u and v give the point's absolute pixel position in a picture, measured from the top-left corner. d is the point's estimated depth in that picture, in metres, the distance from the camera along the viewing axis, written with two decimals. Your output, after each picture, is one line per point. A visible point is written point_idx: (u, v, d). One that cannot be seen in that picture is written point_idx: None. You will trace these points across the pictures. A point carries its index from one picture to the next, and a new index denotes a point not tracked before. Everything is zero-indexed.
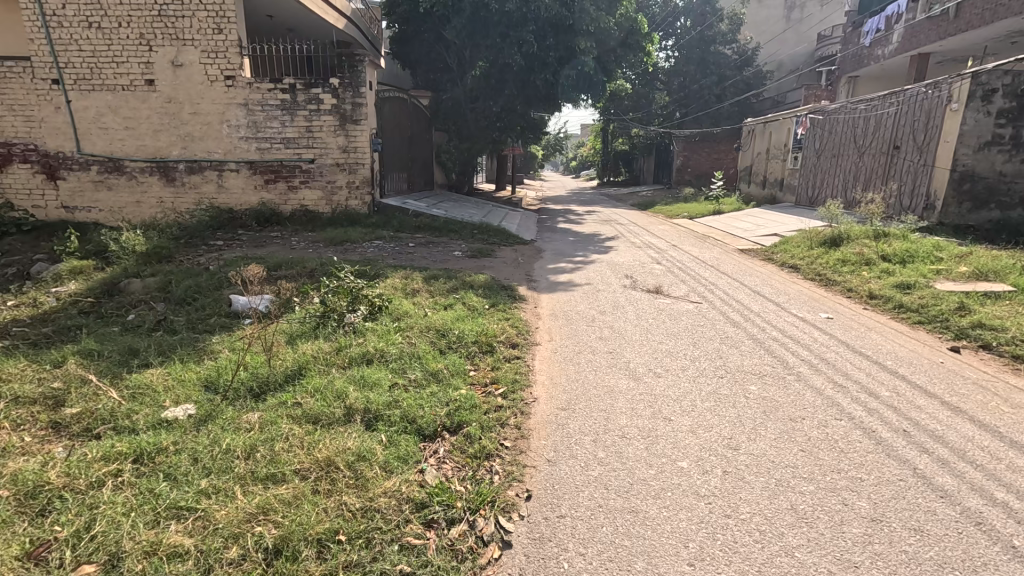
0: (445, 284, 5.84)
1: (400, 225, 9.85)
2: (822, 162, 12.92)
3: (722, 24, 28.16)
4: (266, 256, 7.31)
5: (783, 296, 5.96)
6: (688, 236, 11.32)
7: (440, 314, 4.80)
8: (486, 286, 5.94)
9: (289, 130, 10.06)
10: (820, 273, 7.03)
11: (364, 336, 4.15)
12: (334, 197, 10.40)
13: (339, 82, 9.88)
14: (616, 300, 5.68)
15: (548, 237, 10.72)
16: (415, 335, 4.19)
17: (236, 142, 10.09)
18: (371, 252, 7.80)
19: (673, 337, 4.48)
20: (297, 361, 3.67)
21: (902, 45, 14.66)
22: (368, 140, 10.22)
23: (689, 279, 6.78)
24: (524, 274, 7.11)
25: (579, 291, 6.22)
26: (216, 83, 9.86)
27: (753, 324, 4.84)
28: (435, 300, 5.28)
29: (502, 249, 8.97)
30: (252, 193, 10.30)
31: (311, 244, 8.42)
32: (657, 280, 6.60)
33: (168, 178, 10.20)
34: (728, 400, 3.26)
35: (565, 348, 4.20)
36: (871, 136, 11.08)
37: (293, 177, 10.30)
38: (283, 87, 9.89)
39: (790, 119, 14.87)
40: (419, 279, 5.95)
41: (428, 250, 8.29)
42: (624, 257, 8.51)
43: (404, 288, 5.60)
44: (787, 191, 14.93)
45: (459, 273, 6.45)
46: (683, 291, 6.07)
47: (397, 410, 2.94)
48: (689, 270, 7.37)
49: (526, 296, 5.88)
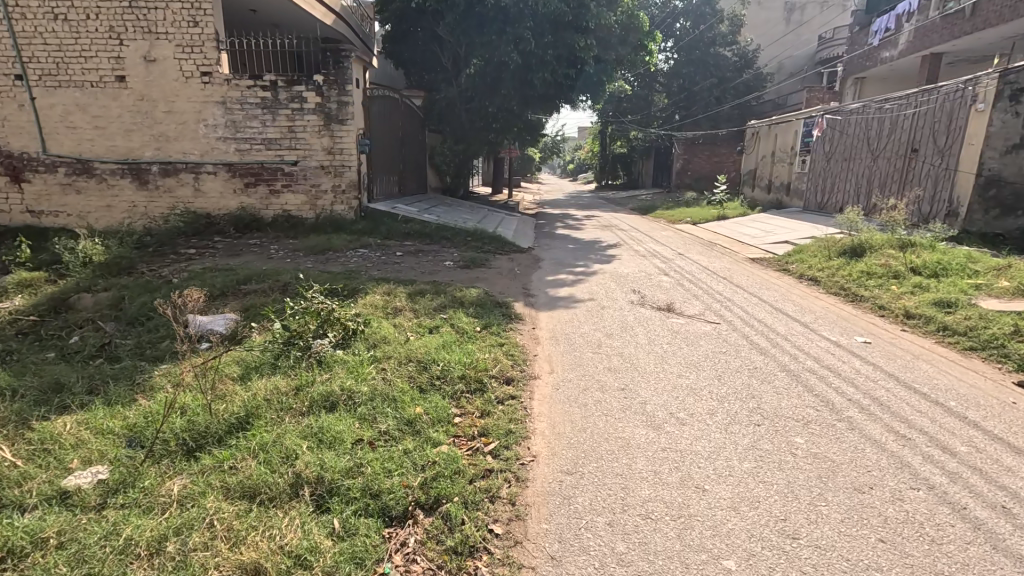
0: (432, 302, 5.21)
1: (388, 232, 9.21)
2: (833, 166, 12.36)
3: (722, 25, 27.64)
4: (238, 267, 6.69)
5: (808, 314, 5.35)
6: (694, 243, 10.73)
7: (422, 339, 4.15)
8: (478, 304, 5.31)
9: (270, 130, 9.42)
10: (844, 287, 6.41)
11: (331, 371, 3.51)
12: (318, 202, 9.74)
13: (324, 79, 9.25)
14: (623, 320, 5.06)
15: (546, 245, 10.09)
16: (392, 369, 3.55)
17: (214, 143, 9.45)
18: (354, 262, 7.17)
19: (694, 368, 3.87)
20: (245, 405, 3.03)
21: (913, 44, 14.12)
22: (355, 141, 9.58)
23: (701, 293, 6.16)
24: (521, 287, 6.49)
25: (581, 308, 5.59)
26: (192, 80, 9.22)
27: (782, 351, 4.23)
28: (420, 322, 4.65)
29: (497, 258, 8.34)
30: (231, 198, 9.64)
31: (291, 253, 7.78)
32: (667, 295, 5.98)
33: (141, 181, 9.55)
34: (771, 461, 2.64)
35: (568, 384, 3.57)
36: (886, 139, 10.52)
37: (274, 180, 9.65)
38: (263, 84, 9.25)
39: (797, 121, 14.34)
40: (403, 296, 5.32)
41: (417, 259, 7.67)
42: (629, 267, 7.89)
43: (386, 307, 4.96)
44: (794, 195, 14.37)
45: (449, 288, 5.81)
46: (698, 308, 5.46)
47: (359, 481, 2.31)
48: (701, 283, 6.77)
49: (523, 314, 5.26)
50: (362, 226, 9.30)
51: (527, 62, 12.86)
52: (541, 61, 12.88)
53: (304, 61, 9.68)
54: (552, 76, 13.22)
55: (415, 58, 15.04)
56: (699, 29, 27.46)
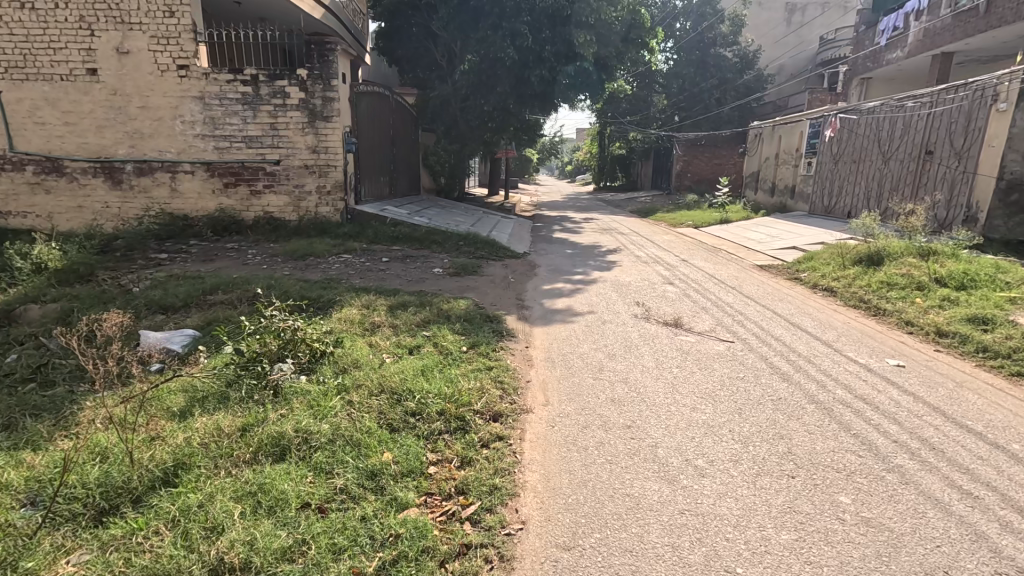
0: (414, 316, 4.70)
1: (376, 235, 8.70)
2: (841, 168, 11.90)
3: (723, 26, 27.24)
4: (210, 273, 6.18)
5: (831, 331, 4.87)
6: (698, 249, 10.25)
7: (399, 363, 3.65)
8: (467, 318, 4.81)
9: (251, 128, 8.91)
10: (864, 300, 5.92)
11: (287, 405, 3.00)
12: (302, 203, 9.21)
13: (308, 74, 8.75)
14: (626, 339, 4.56)
15: (543, 250, 9.58)
16: (361, 402, 3.06)
17: (191, 141, 8.93)
18: (336, 269, 6.66)
19: (709, 398, 3.38)
20: (176, 452, 2.51)
21: (922, 44, 13.69)
22: (341, 139, 9.07)
23: (711, 305, 5.69)
24: (514, 298, 5.98)
25: (580, 322, 5.08)
26: (167, 74, 8.70)
27: (807, 377, 3.75)
28: (399, 339, 4.15)
29: (490, 264, 7.83)
30: (210, 199, 9.12)
31: (268, 258, 7.26)
32: (673, 308, 5.49)
33: (114, 180, 9.01)
34: (814, 530, 2.14)
35: (566, 420, 3.07)
36: (898, 141, 10.06)
37: (256, 181, 9.12)
38: (244, 78, 8.74)
39: (802, 122, 13.89)
40: (384, 309, 4.82)
41: (405, 266, 7.16)
42: (631, 275, 7.39)
43: (363, 323, 4.47)
44: (800, 199, 13.91)
45: (434, 299, 5.31)
46: (708, 324, 4.95)
47: (299, 569, 1.82)
48: (709, 294, 6.28)
49: (516, 330, 4.76)
50: (348, 229, 8.78)
51: (523, 58, 12.37)
52: (538, 57, 12.41)
53: (286, 54, 9.20)
54: (550, 74, 12.74)
55: (409, 55, 14.55)
56: (700, 29, 27.05)
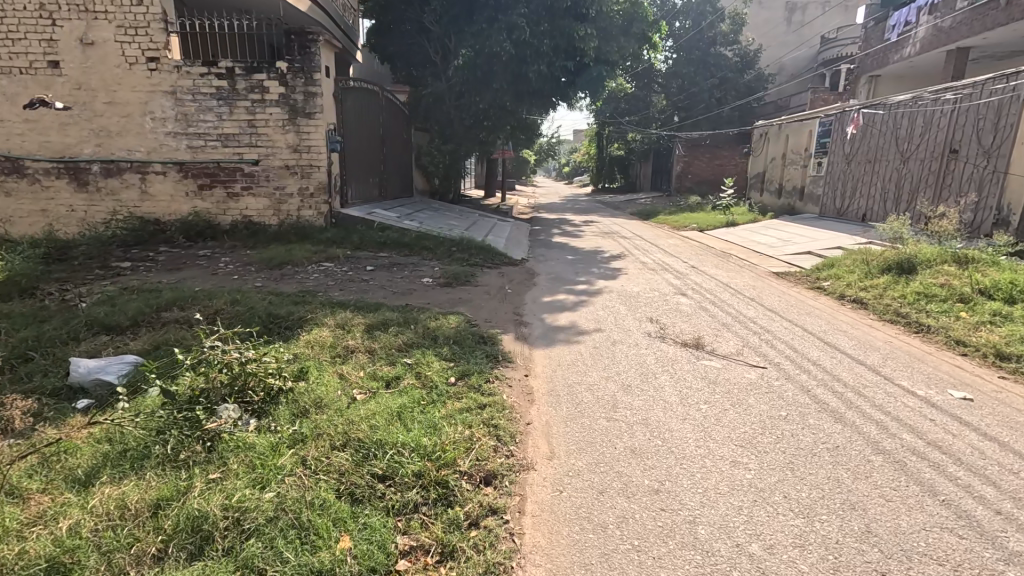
0: (398, 337, 4.07)
1: (361, 241, 8.02)
2: (855, 168, 11.33)
3: (723, 24, 26.70)
4: (173, 285, 5.54)
5: (875, 353, 4.25)
6: (706, 254, 9.64)
7: (372, 403, 3.02)
8: (458, 339, 4.21)
9: (227, 125, 8.25)
10: (901, 314, 5.31)
11: (223, 467, 2.36)
12: (282, 206, 8.55)
13: (288, 66, 8.10)
14: (641, 365, 3.92)
15: (542, 256, 8.94)
16: (318, 461, 2.43)
17: (162, 139, 8.27)
18: (315, 279, 6.03)
19: (752, 447, 2.75)
20: (54, 546, 1.85)
21: (936, 39, 13.11)
22: (325, 137, 8.41)
23: (732, 321, 5.06)
24: (511, 312, 5.36)
25: (586, 343, 4.43)
26: (136, 67, 8.05)
27: (864, 416, 3.12)
28: (376, 369, 3.54)
29: (486, 272, 7.20)
30: (183, 202, 8.46)
31: (241, 267, 6.61)
32: (691, 326, 4.85)
33: (79, 182, 8.34)
34: None
35: (576, 482, 2.45)
36: (918, 140, 9.49)
37: (232, 182, 8.47)
38: (218, 72, 8.09)
39: (812, 121, 13.31)
40: (361, 329, 4.21)
41: (392, 275, 6.53)
42: (638, 284, 6.76)
43: (335, 347, 3.86)
44: (809, 200, 13.34)
45: (421, 317, 4.69)
46: (733, 346, 4.32)
47: None
48: (728, 306, 5.68)
49: (515, 354, 4.14)
50: (331, 234, 8.11)
51: (521, 53, 11.74)
52: (536, 52, 11.79)
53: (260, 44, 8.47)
54: (548, 69, 12.12)
55: (401, 52, 13.94)
56: (700, 27, 26.50)
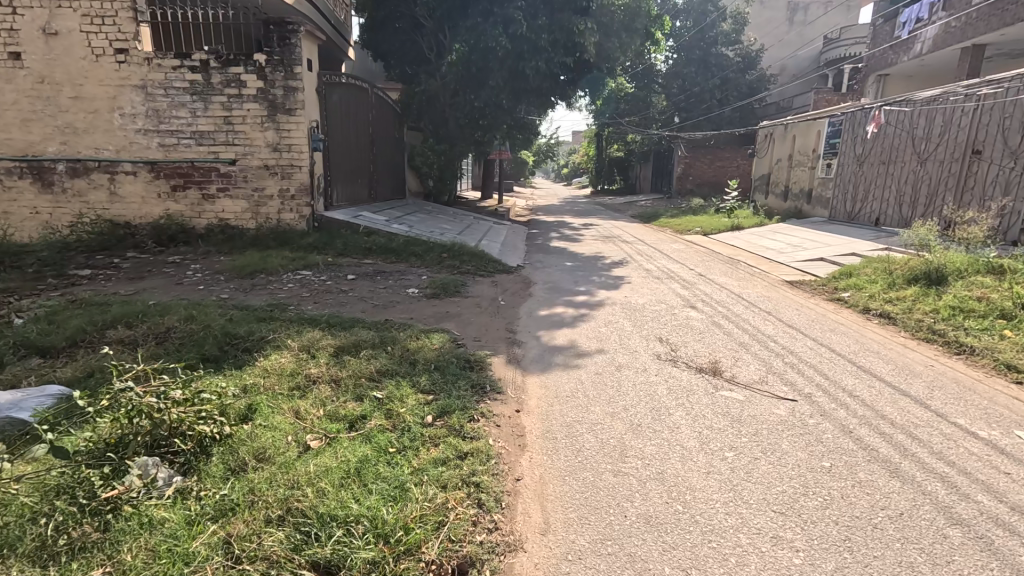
0: (370, 363, 3.52)
1: (345, 246, 7.46)
2: (868, 170, 10.80)
3: (725, 24, 26.20)
4: (128, 297, 4.99)
5: (918, 382, 3.71)
6: (713, 260, 9.10)
7: (327, 455, 2.47)
8: (440, 365, 3.67)
9: (202, 122, 7.71)
10: (937, 333, 4.76)
11: (116, 557, 1.81)
12: (261, 209, 7.99)
13: (266, 59, 7.56)
14: (651, 397, 3.36)
15: (538, 262, 8.39)
16: (243, 542, 1.89)
17: (132, 136, 7.72)
18: (288, 291, 5.47)
19: (797, 517, 2.20)
20: None
21: (950, 36, 12.58)
22: (306, 135, 7.86)
23: (750, 341, 4.51)
24: (503, 329, 4.81)
25: (588, 368, 3.88)
26: (103, 59, 7.49)
27: (926, 470, 2.58)
28: (339, 405, 3.00)
29: (478, 281, 6.66)
30: (155, 204, 7.90)
31: (210, 276, 6.05)
32: (705, 347, 4.30)
33: (43, 183, 7.78)
34: None
35: (576, 571, 1.92)
36: (937, 140, 8.97)
37: (208, 183, 7.91)
38: (192, 64, 7.55)
39: (820, 121, 12.80)
40: (330, 353, 3.68)
41: (374, 285, 5.98)
42: (643, 295, 6.21)
43: (294, 376, 3.32)
44: (817, 204, 12.83)
45: (399, 338, 4.14)
46: (755, 373, 3.78)
47: None
48: (743, 322, 5.14)
49: (505, 382, 3.59)
50: (313, 240, 7.54)
51: (517, 48, 11.23)
52: (534, 48, 11.25)
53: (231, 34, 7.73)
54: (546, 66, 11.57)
55: (393, 49, 13.41)
56: (702, 25, 25.96)
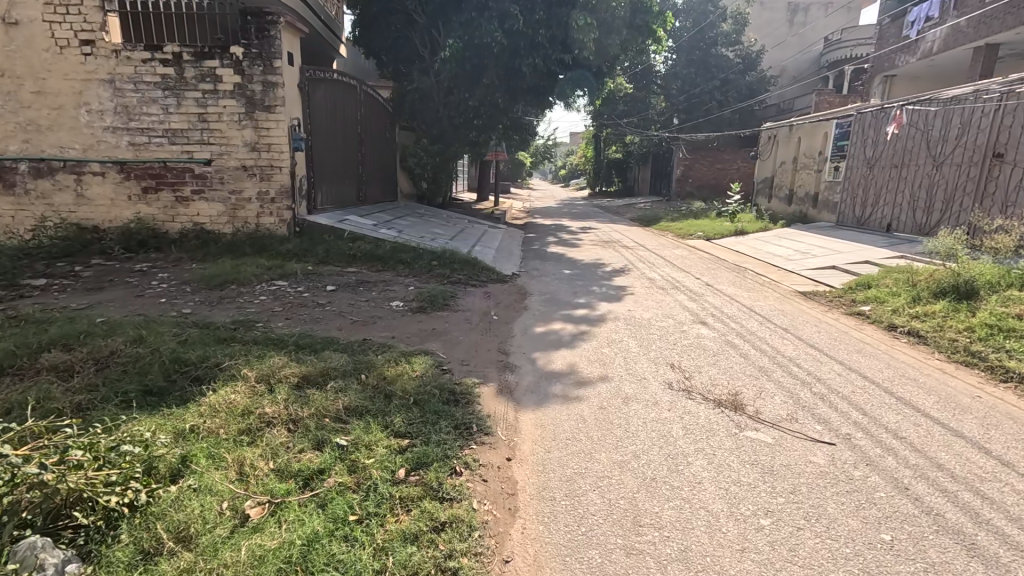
0: (336, 400, 3.01)
1: (327, 253, 6.96)
2: (879, 173, 10.34)
3: (725, 24, 25.80)
4: (76, 312, 4.47)
5: (971, 420, 3.21)
6: (719, 268, 8.63)
7: (266, 534, 1.97)
8: (420, 398, 3.18)
9: (174, 119, 7.19)
10: (977, 356, 4.28)
11: None
12: (238, 213, 7.48)
13: (243, 52, 7.04)
14: (664, 441, 2.88)
15: (535, 270, 7.89)
16: None
17: (99, 134, 7.19)
18: (259, 305, 4.97)
19: None
20: None
21: (962, 35, 12.13)
22: (287, 133, 7.35)
23: (772, 366, 4.03)
24: (495, 350, 4.33)
25: (590, 402, 3.38)
26: (68, 51, 6.97)
27: (1010, 546, 2.09)
28: (294, 456, 2.51)
29: (469, 292, 6.17)
30: (125, 206, 7.38)
31: (176, 287, 5.54)
32: (722, 375, 3.81)
33: (5, 184, 7.25)
34: None
35: None
36: (954, 142, 8.52)
37: (182, 184, 7.39)
38: (164, 57, 7.03)
39: (827, 122, 12.36)
40: (293, 385, 3.19)
41: (355, 298, 5.48)
42: (648, 309, 5.73)
43: (245, 416, 2.82)
44: (824, 208, 12.40)
45: (376, 363, 3.64)
46: (782, 407, 3.30)
47: None
48: (761, 341, 4.66)
49: (494, 420, 3.09)
50: (293, 246, 7.03)
51: (513, 44, 10.74)
52: (531, 44, 10.76)
53: (204, 24, 7.02)
54: (543, 63, 11.08)
55: (385, 46, 12.90)
56: (702, 26, 25.56)
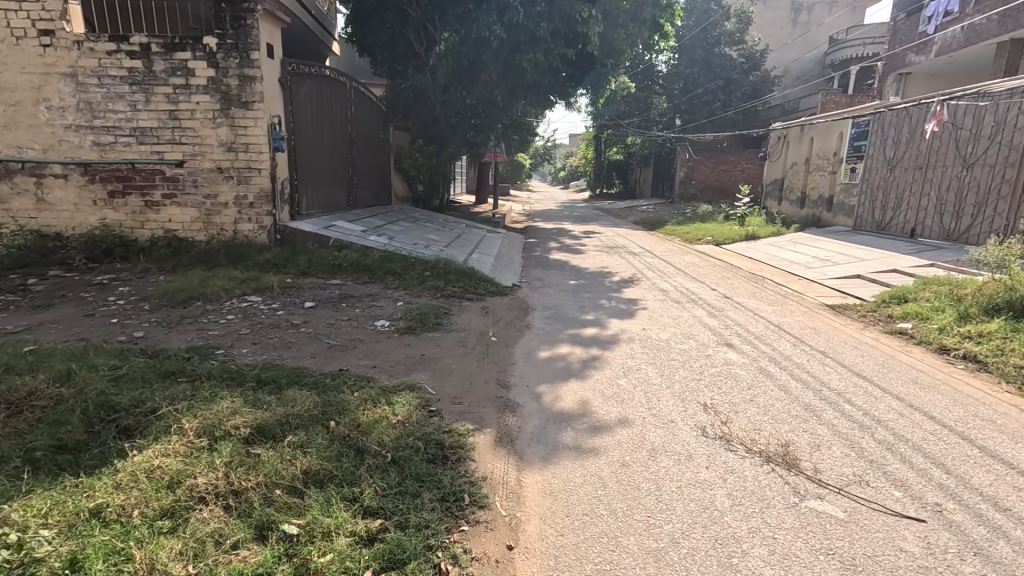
0: (291, 465, 2.36)
1: (309, 264, 6.34)
2: (901, 175, 9.74)
3: (728, 23, 25.25)
4: (7, 338, 3.85)
5: None
6: (735, 277, 8.01)
7: None
8: (400, 458, 2.56)
9: (143, 116, 6.57)
10: None
11: None
12: (213, 219, 6.85)
13: (218, 43, 6.43)
14: (709, 520, 2.25)
15: (536, 281, 7.27)
16: None
17: (61, 133, 6.57)
18: (223, 327, 4.34)
19: None
20: None
21: (985, 30, 11.50)
22: (266, 132, 6.73)
23: (819, 404, 3.40)
24: (493, 382, 3.70)
25: (609, 456, 2.75)
26: (25, 42, 6.35)
27: None
28: (223, 556, 1.87)
29: (464, 308, 5.54)
30: (89, 212, 6.76)
31: (134, 304, 4.92)
32: (764, 418, 3.18)
33: None
34: None
35: None
36: (987, 142, 7.93)
37: (152, 188, 6.77)
38: (130, 49, 6.41)
39: (843, 121, 11.76)
40: (241, 440, 2.55)
41: (335, 316, 4.86)
42: (665, 327, 5.11)
43: (171, 489, 2.18)
44: (840, 212, 11.79)
45: (349, 407, 3.00)
46: (847, 466, 2.67)
47: None
48: (801, 370, 4.03)
49: (489, 487, 2.45)
50: (272, 256, 6.41)
51: (512, 38, 10.13)
52: (532, 38, 10.15)
53: (172, 14, 6.44)
54: (545, 59, 10.47)
55: (379, 42, 12.30)
56: (705, 25, 24.96)
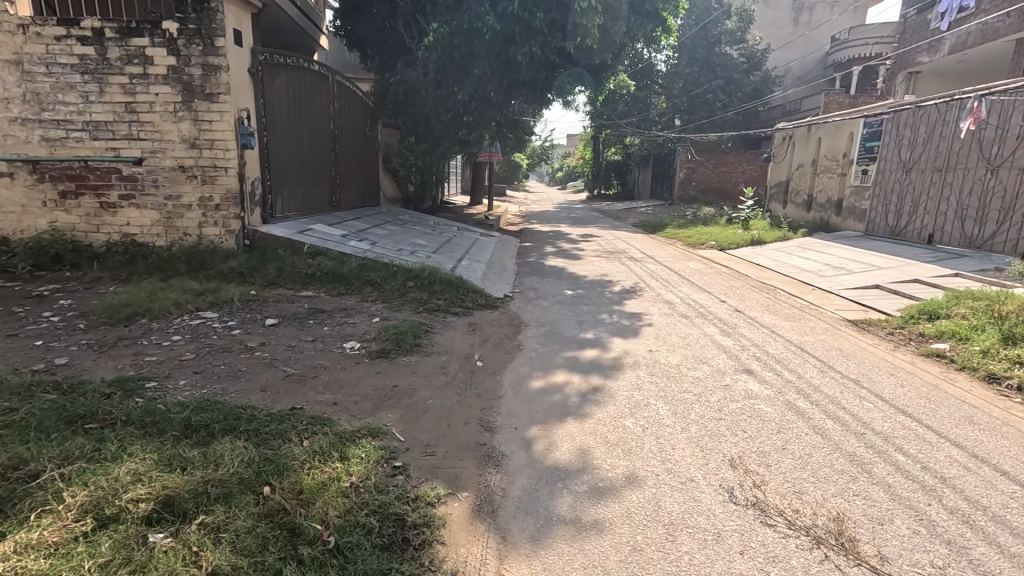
0: (193, 565, 1.75)
1: (278, 273, 5.74)
2: (918, 177, 9.19)
3: (729, 22, 24.76)
4: None
5: None
6: (744, 287, 7.44)
7: None
8: (345, 547, 1.96)
9: (97, 109, 5.96)
10: None
11: None
12: (176, 221, 6.24)
13: (179, 29, 5.83)
14: None
15: (530, 291, 6.67)
16: None
17: (5, 127, 5.94)
18: (163, 351, 3.73)
19: None
20: None
21: (1001, 27, 10.98)
22: (234, 127, 6.12)
23: (867, 455, 2.82)
24: (476, 422, 3.11)
25: (617, 536, 2.16)
26: None
27: None
28: None
29: (447, 324, 4.94)
30: (39, 213, 6.14)
31: (69, 320, 4.30)
32: (805, 477, 2.59)
33: None
34: None
35: None
36: (1014, 142, 7.39)
37: (108, 188, 6.15)
38: (82, 34, 5.80)
39: (853, 121, 11.22)
40: (138, 524, 1.95)
41: (298, 336, 4.25)
42: (673, 349, 4.53)
43: None
44: (850, 216, 11.25)
45: (292, 465, 2.39)
46: (923, 554, 2.07)
47: None
48: (837, 406, 3.44)
49: None
50: (238, 263, 5.81)
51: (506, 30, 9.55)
52: (526, 30, 9.57)
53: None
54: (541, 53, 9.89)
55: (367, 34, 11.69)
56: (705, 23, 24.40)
